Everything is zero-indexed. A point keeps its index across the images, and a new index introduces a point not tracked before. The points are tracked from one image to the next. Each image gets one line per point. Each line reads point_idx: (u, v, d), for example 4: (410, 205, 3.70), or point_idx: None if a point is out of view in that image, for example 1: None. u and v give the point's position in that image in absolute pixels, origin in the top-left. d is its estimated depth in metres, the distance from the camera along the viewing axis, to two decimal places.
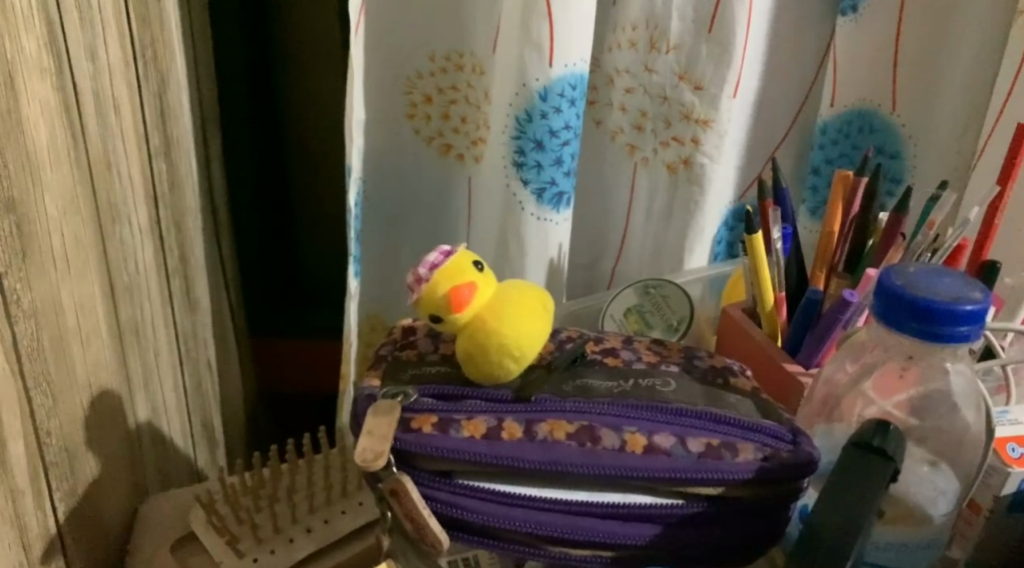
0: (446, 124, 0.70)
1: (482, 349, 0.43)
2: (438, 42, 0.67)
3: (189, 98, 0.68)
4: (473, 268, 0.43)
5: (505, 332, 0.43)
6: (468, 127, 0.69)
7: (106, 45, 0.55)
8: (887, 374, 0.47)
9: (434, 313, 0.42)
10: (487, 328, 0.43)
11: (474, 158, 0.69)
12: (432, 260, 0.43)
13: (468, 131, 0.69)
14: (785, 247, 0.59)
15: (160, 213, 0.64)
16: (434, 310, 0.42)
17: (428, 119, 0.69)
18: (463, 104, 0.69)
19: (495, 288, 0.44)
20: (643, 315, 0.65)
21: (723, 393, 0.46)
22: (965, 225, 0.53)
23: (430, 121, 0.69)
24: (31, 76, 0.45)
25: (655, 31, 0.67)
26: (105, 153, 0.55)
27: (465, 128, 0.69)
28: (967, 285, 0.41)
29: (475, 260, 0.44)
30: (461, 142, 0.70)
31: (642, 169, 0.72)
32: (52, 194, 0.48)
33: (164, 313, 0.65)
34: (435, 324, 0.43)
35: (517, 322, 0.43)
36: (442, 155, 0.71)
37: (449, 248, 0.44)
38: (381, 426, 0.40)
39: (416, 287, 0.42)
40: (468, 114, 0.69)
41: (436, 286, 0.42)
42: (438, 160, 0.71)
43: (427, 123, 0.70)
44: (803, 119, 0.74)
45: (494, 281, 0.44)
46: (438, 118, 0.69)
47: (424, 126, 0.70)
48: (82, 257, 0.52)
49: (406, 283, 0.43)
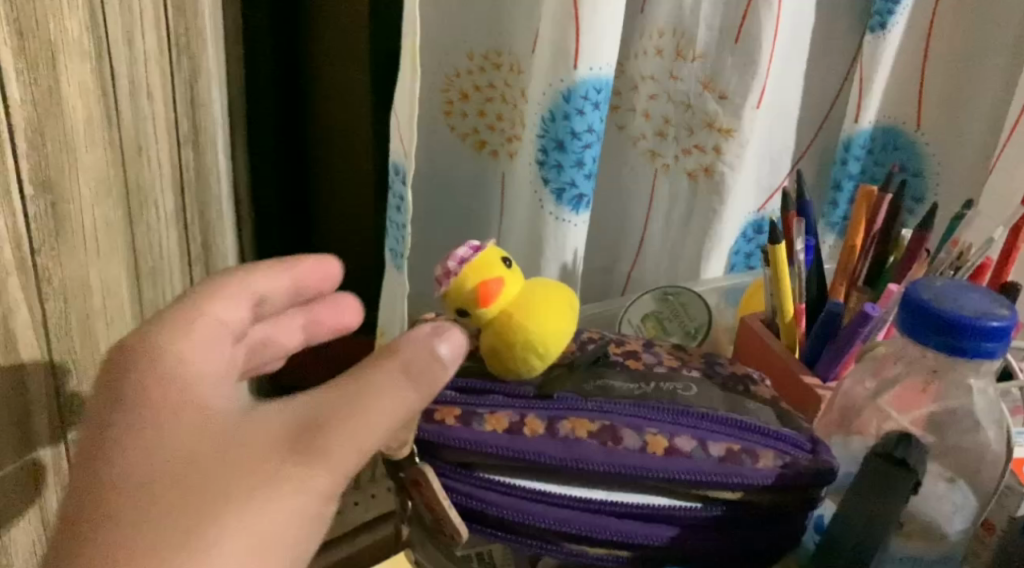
0: (481, 121, 0.72)
1: (509, 345, 0.43)
2: (476, 41, 0.69)
3: (218, 87, 0.69)
4: (501, 265, 0.44)
5: (531, 327, 0.43)
6: (503, 125, 0.72)
7: (143, 33, 0.55)
8: (911, 387, 0.47)
9: (461, 308, 0.43)
10: (513, 326, 0.43)
11: (508, 154, 0.71)
12: (461, 255, 0.43)
13: (503, 129, 0.71)
14: (807, 259, 0.59)
15: (185, 201, 0.65)
16: (461, 306, 0.42)
17: (464, 115, 0.72)
18: (499, 102, 0.71)
19: (522, 286, 0.44)
20: (661, 321, 0.65)
21: (743, 400, 0.46)
22: (989, 244, 0.53)
23: (466, 118, 0.72)
24: (71, 58, 0.46)
25: (682, 39, 0.67)
26: (137, 138, 0.56)
27: (500, 125, 0.72)
28: (995, 302, 0.41)
29: (504, 256, 0.44)
30: (495, 140, 0.72)
31: (663, 176, 0.74)
32: (85, 175, 0.49)
33: (185, 299, 0.66)
34: (460, 320, 0.44)
35: (543, 316, 0.43)
36: (477, 152, 0.73)
37: (478, 243, 0.44)
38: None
39: (445, 280, 0.43)
40: (504, 112, 0.71)
41: (464, 280, 0.42)
42: (474, 157, 0.74)
43: (463, 119, 0.72)
44: (824, 135, 0.76)
45: (521, 277, 0.44)
46: (474, 115, 0.72)
47: (460, 123, 0.72)
48: (111, 238, 0.53)
49: (434, 276, 0.43)
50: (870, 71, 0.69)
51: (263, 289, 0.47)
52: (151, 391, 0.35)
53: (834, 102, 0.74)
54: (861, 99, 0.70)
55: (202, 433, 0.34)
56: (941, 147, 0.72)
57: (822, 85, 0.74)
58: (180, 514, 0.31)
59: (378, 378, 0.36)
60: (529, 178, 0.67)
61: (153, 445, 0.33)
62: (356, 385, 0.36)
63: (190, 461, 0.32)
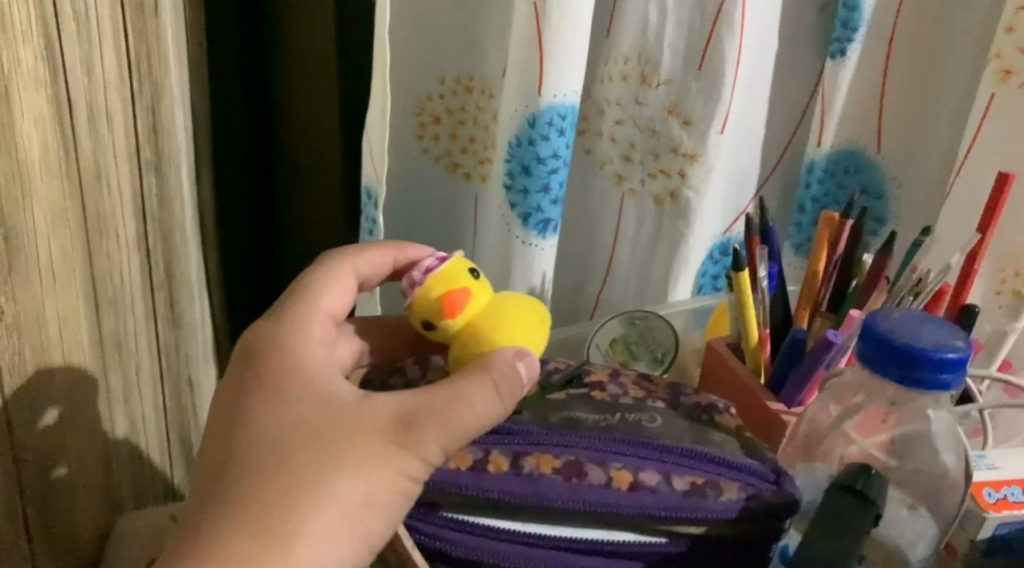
0: (453, 144, 0.72)
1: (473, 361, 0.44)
2: (447, 66, 0.70)
3: (181, 113, 0.68)
4: (468, 276, 0.44)
5: (497, 338, 0.44)
6: (475, 147, 0.71)
7: (102, 58, 0.54)
8: (871, 416, 0.48)
9: (427, 317, 0.43)
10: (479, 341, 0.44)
11: (480, 176, 0.71)
12: (427, 266, 0.45)
13: (476, 151, 0.71)
14: (770, 286, 0.60)
15: (148, 228, 0.64)
16: (427, 313, 0.43)
17: (437, 138, 0.72)
18: (471, 125, 0.71)
19: (490, 298, 0.45)
20: (628, 346, 0.65)
21: (708, 431, 0.46)
22: (946, 271, 0.53)
23: (439, 141, 0.72)
24: (27, 87, 0.46)
25: (647, 66, 0.68)
26: (96, 168, 0.55)
27: (473, 148, 0.72)
28: (951, 333, 0.41)
29: (472, 269, 0.45)
30: (468, 162, 0.72)
31: (629, 200, 0.74)
32: (41, 207, 0.48)
33: (147, 328, 0.65)
34: (428, 331, 0.44)
35: (509, 329, 0.44)
36: (450, 174, 0.73)
37: (445, 256, 0.46)
38: (368, 444, 0.40)
39: (411, 291, 0.44)
40: (476, 135, 0.71)
41: (430, 289, 0.43)
42: (445, 177, 0.74)
43: (436, 142, 0.72)
44: (787, 159, 0.77)
45: (489, 289, 0.45)
46: (447, 138, 0.72)
47: (433, 146, 0.72)
48: (68, 268, 0.52)
49: (402, 288, 0.45)
50: (831, 96, 0.70)
51: (366, 273, 0.50)
52: (285, 375, 0.42)
53: (796, 128, 0.76)
54: (823, 122, 0.72)
55: (320, 415, 0.41)
56: (900, 171, 0.74)
57: (785, 110, 0.75)
58: (289, 487, 0.38)
59: (469, 388, 0.40)
60: (498, 207, 0.67)
61: (285, 422, 0.40)
62: (451, 393, 0.40)
63: (307, 437, 0.40)
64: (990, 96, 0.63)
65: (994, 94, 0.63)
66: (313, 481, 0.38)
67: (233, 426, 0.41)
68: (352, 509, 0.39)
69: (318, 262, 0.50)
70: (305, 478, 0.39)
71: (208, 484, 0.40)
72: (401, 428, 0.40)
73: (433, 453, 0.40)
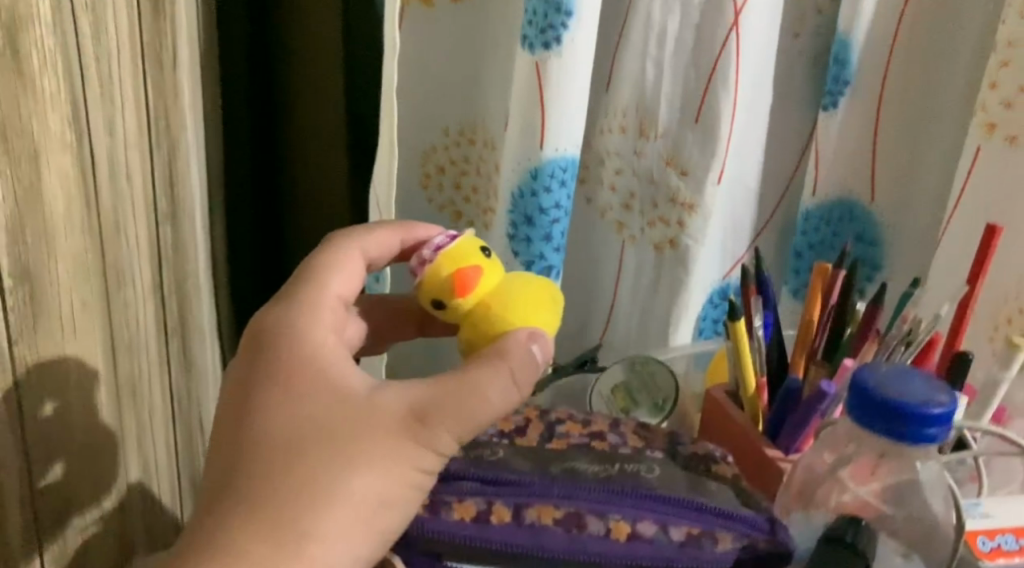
0: (457, 193, 0.74)
1: (484, 336, 0.44)
2: (451, 118, 0.73)
3: (196, 164, 0.71)
4: (479, 254, 0.45)
5: (509, 313, 0.44)
6: (477, 197, 0.73)
7: (123, 117, 0.57)
8: (862, 466, 0.49)
9: (439, 293, 0.44)
10: (491, 314, 0.44)
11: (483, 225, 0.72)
12: (438, 244, 0.46)
13: (479, 200, 0.73)
14: (765, 334, 0.61)
15: (163, 276, 0.66)
16: (439, 289, 0.44)
17: (441, 186, 0.74)
18: (474, 176, 0.73)
19: (500, 277, 0.46)
20: (630, 392, 0.67)
21: (705, 480, 0.47)
22: (936, 321, 0.55)
23: (443, 189, 0.74)
24: (53, 150, 0.48)
25: (645, 119, 0.71)
26: (115, 223, 0.57)
27: (475, 198, 0.74)
28: (936, 388, 0.43)
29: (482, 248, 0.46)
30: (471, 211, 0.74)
31: (630, 247, 0.77)
32: (64, 261, 0.50)
33: (160, 374, 0.66)
34: (439, 309, 0.45)
35: (522, 304, 0.45)
36: (453, 222, 0.75)
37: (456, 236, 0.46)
38: (380, 444, 0.40)
39: (422, 269, 0.45)
40: (479, 184, 0.73)
41: (442, 264, 0.44)
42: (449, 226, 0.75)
43: (440, 191, 0.74)
44: (784, 207, 0.79)
45: (498, 269, 0.46)
46: (451, 187, 0.74)
47: (437, 194, 0.75)
48: (88, 319, 0.54)
49: (412, 267, 0.45)
50: (824, 147, 0.73)
51: (374, 255, 0.50)
52: (297, 365, 0.42)
53: (792, 177, 0.78)
54: (817, 172, 0.74)
55: (332, 406, 0.41)
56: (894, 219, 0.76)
57: (780, 159, 0.77)
58: (303, 487, 0.39)
59: (484, 380, 0.41)
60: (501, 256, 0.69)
61: (300, 412, 0.40)
62: (464, 386, 0.41)
63: (323, 441, 0.40)
64: (976, 148, 0.65)
65: (980, 147, 0.65)
66: (327, 486, 0.39)
67: (245, 420, 0.41)
68: (365, 525, 0.39)
69: (326, 246, 0.50)
70: (318, 474, 0.39)
71: (214, 510, 0.39)
72: (413, 419, 0.41)
73: (444, 444, 0.41)
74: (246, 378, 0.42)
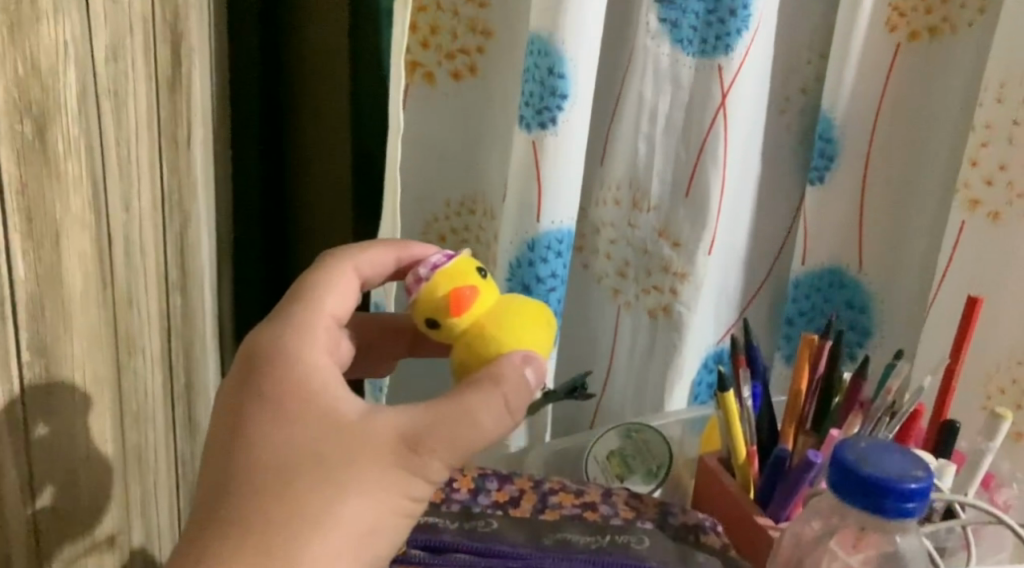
0: None
1: (477, 357, 0.42)
2: (451, 191, 0.76)
3: (206, 234, 0.73)
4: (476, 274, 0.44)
5: (506, 334, 0.42)
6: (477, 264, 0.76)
7: (139, 194, 0.59)
8: (845, 537, 0.50)
9: (433, 311, 0.42)
10: (485, 336, 0.42)
11: None
12: (433, 262, 0.44)
13: None
14: (755, 404, 0.63)
15: (171, 344, 0.68)
16: (434, 307, 0.42)
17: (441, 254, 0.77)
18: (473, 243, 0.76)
19: (497, 297, 0.44)
20: (625, 459, 0.68)
21: (693, 550, 0.48)
22: (919, 392, 0.58)
23: None
24: (74, 231, 0.50)
25: (638, 192, 0.74)
26: (128, 296, 0.59)
27: None
28: (914, 463, 0.44)
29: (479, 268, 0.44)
30: None
31: (625, 312, 0.79)
32: (80, 336, 0.52)
33: (166, 439, 0.68)
34: (432, 328, 0.42)
35: (519, 325, 0.42)
36: None
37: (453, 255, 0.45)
38: (371, 475, 0.37)
39: (416, 287, 0.43)
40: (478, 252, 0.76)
41: (438, 282, 0.42)
42: None
43: None
44: (775, 275, 0.81)
45: (495, 289, 0.44)
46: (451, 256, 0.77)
47: None
48: (99, 390, 0.56)
49: (405, 285, 0.44)
50: (813, 220, 0.76)
51: (368, 272, 0.48)
52: (292, 386, 0.39)
53: (782, 247, 0.80)
54: (805, 244, 0.77)
55: (323, 431, 0.37)
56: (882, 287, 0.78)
57: (770, 229, 0.80)
58: (294, 515, 0.35)
59: (478, 404, 0.38)
60: None
61: (290, 441, 0.37)
62: (458, 409, 0.38)
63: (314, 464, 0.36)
64: (960, 223, 0.68)
65: (963, 222, 0.68)
66: (319, 512, 0.36)
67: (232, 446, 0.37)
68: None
69: (319, 264, 0.47)
70: (311, 497, 0.36)
71: None
72: (407, 446, 0.38)
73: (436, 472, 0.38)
74: (236, 403, 0.39)
